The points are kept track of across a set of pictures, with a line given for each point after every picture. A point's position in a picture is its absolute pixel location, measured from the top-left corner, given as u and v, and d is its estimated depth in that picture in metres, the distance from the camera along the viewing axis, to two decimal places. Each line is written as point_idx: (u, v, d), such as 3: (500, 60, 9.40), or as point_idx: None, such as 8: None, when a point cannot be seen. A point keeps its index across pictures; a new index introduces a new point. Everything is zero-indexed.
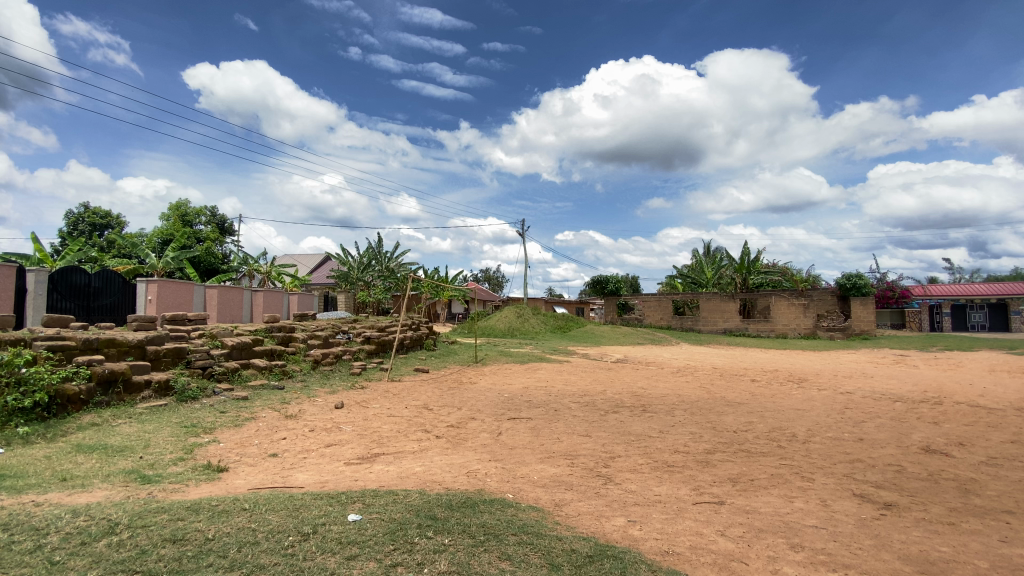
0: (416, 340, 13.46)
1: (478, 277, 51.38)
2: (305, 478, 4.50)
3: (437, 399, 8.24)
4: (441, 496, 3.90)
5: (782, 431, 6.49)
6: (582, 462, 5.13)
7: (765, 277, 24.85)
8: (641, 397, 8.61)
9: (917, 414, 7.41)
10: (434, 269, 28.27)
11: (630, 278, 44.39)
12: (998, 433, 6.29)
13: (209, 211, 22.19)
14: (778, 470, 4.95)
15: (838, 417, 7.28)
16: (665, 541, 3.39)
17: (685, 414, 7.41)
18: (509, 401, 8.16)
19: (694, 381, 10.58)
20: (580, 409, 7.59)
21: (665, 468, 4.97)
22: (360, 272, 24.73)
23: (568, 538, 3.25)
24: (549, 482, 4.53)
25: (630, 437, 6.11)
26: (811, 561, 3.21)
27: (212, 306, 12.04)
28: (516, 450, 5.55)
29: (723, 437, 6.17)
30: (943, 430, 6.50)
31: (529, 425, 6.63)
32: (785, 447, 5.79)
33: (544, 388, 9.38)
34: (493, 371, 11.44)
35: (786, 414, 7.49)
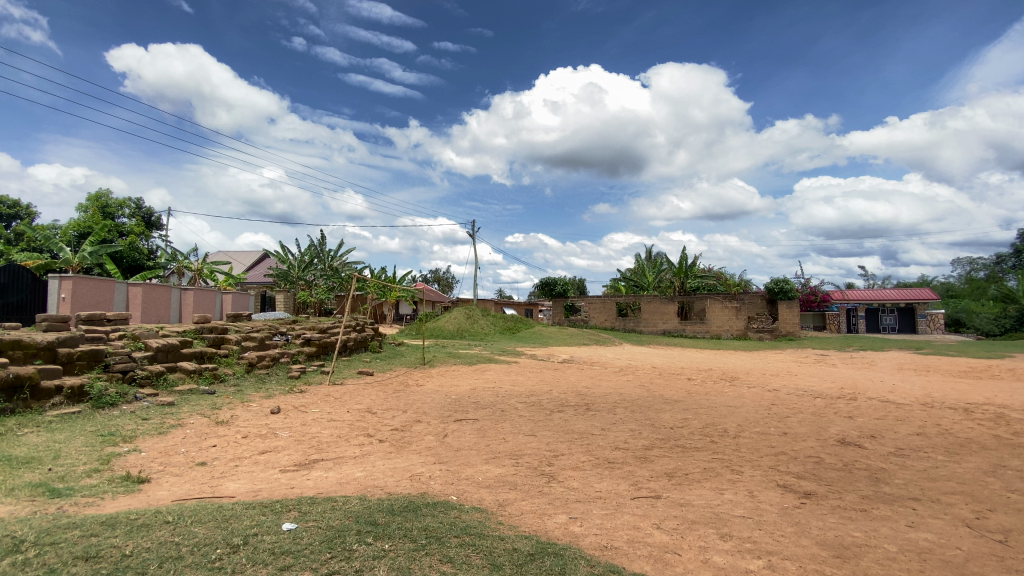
0: (360, 342, 13.09)
1: (426, 276, 50.69)
2: (236, 487, 4.28)
3: (382, 402, 8.06)
4: (383, 501, 3.81)
5: (714, 427, 6.84)
6: (527, 461, 5.19)
7: (701, 281, 26.19)
8: (584, 396, 8.81)
9: (834, 409, 8.03)
10: (381, 269, 27.64)
11: (578, 280, 45.33)
12: (904, 426, 6.94)
13: (134, 203, 20.58)
14: (711, 464, 5.22)
15: (765, 413, 7.75)
16: (605, 536, 3.49)
17: (626, 411, 7.65)
18: (456, 402, 8.11)
19: (635, 380, 10.93)
20: (526, 409, 7.67)
21: (606, 465, 5.11)
22: (301, 271, 23.78)
23: (510, 538, 3.28)
24: (493, 482, 4.55)
25: (574, 435, 6.24)
26: (739, 549, 3.41)
27: (135, 306, 11.18)
28: (462, 452, 5.53)
29: (660, 434, 6.43)
30: (858, 423, 7.10)
31: (475, 426, 6.62)
32: (717, 442, 6.11)
33: (492, 389, 9.41)
34: (440, 373, 11.32)
35: (719, 411, 7.90)
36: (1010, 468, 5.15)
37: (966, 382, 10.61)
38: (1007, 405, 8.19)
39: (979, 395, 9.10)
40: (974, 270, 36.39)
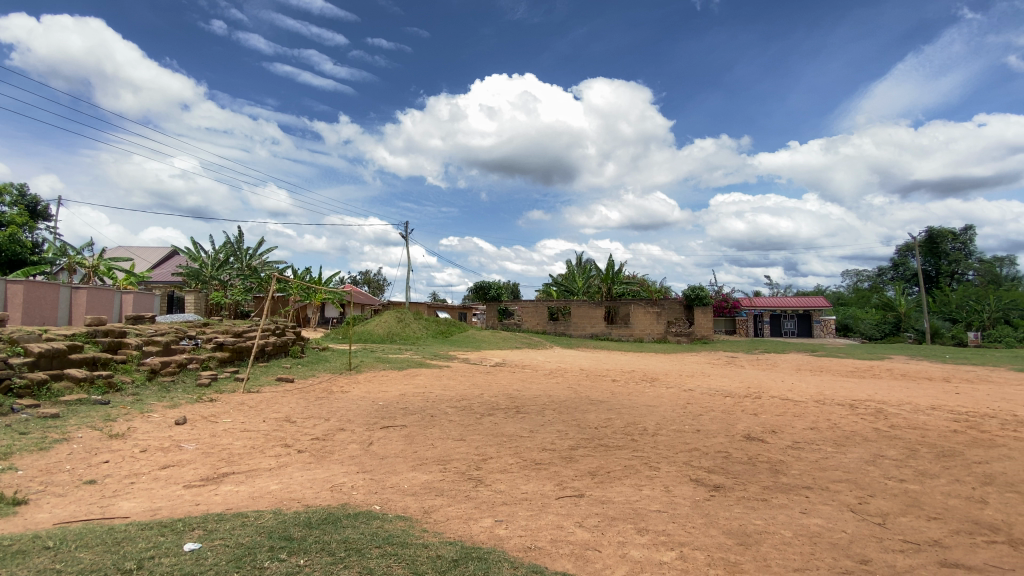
0: (279, 347, 12.36)
1: (355, 278, 49.02)
2: (132, 506, 3.88)
3: (302, 410, 7.66)
4: (300, 515, 3.63)
5: (635, 426, 7.17)
6: (455, 466, 5.15)
7: (626, 287, 27.43)
8: (514, 399, 8.90)
9: (742, 407, 8.68)
10: (306, 270, 26.36)
11: (511, 284, 45.87)
12: (800, 421, 7.66)
13: (16, 190, 18.21)
14: (631, 462, 5.45)
15: (682, 412, 8.23)
16: (529, 536, 3.55)
17: (554, 413, 7.81)
18: (383, 409, 7.89)
19: (564, 382, 11.21)
20: (457, 414, 7.62)
21: (533, 466, 5.19)
22: (216, 271, 22.13)
23: (434, 545, 3.24)
24: (420, 489, 4.47)
25: (502, 438, 6.27)
26: (654, 542, 3.59)
27: (15, 306, 9.89)
28: (387, 459, 5.38)
29: (585, 434, 6.63)
30: (762, 420, 7.73)
31: (403, 433, 6.47)
32: (637, 440, 6.41)
33: (421, 394, 9.24)
34: (367, 378, 10.97)
35: (640, 410, 8.29)
36: (886, 458, 5.83)
37: (852, 381, 11.87)
38: (885, 401, 9.25)
39: (862, 392, 10.22)
40: (861, 280, 41.00)
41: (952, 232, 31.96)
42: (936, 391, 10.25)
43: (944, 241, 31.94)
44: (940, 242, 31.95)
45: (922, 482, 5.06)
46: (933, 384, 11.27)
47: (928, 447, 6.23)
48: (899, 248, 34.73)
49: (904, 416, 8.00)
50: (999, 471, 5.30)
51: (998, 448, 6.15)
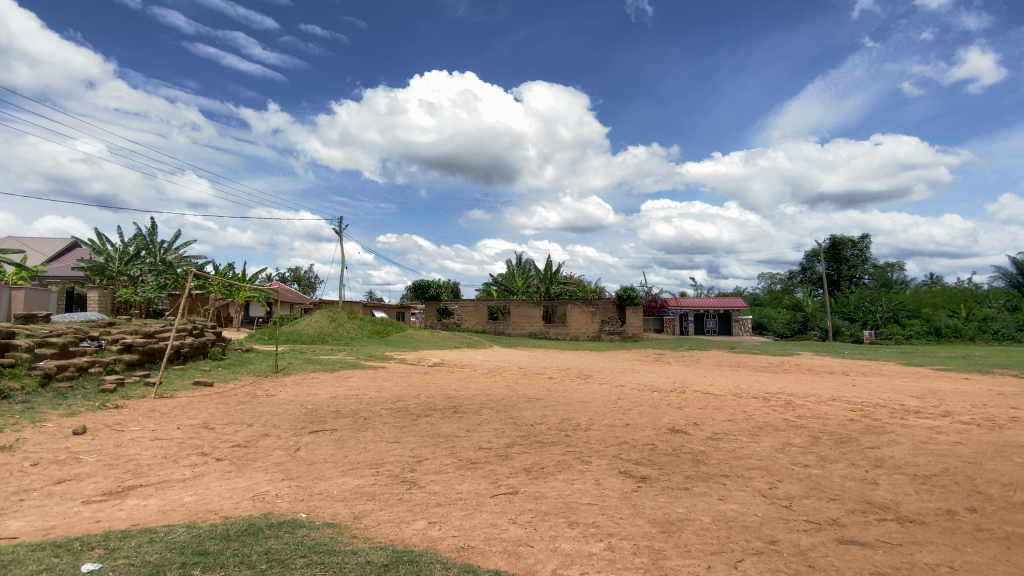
0: (196, 348, 11.47)
1: (285, 276, 46.55)
2: (19, 526, 3.47)
3: (223, 416, 7.18)
4: (218, 527, 3.41)
5: (570, 421, 7.37)
6: (388, 469, 5.04)
7: (563, 287, 28.12)
8: (451, 399, 8.85)
9: (669, 401, 9.14)
10: (228, 266, 24.71)
11: (450, 284, 45.46)
12: (720, 413, 8.21)
13: None
14: (564, 457, 5.59)
15: (613, 407, 8.55)
16: (463, 536, 3.55)
17: (491, 412, 7.84)
18: (312, 413, 7.55)
19: (502, 381, 11.27)
20: (391, 416, 7.46)
21: (469, 466, 5.19)
22: (124, 266, 20.19)
23: (363, 551, 3.15)
24: (350, 495, 4.33)
25: (438, 438, 6.22)
26: (584, 534, 3.71)
27: None
28: (316, 465, 5.17)
29: (521, 431, 6.72)
30: (685, 413, 8.20)
31: (333, 437, 6.24)
32: (570, 435, 6.58)
33: (354, 396, 8.96)
34: (296, 381, 10.47)
35: (574, 407, 8.51)
36: (793, 445, 6.38)
37: (765, 375, 12.86)
38: (794, 393, 10.11)
39: (774, 385, 11.11)
40: (774, 283, 44.40)
41: (852, 241, 35.43)
42: (836, 384, 11.33)
43: (845, 248, 35.30)
44: (841, 249, 35.34)
45: (823, 466, 5.58)
46: (833, 378, 12.44)
47: (828, 435, 6.89)
48: (807, 253, 37.98)
49: (810, 406, 8.79)
50: (887, 455, 5.96)
51: (886, 434, 6.91)
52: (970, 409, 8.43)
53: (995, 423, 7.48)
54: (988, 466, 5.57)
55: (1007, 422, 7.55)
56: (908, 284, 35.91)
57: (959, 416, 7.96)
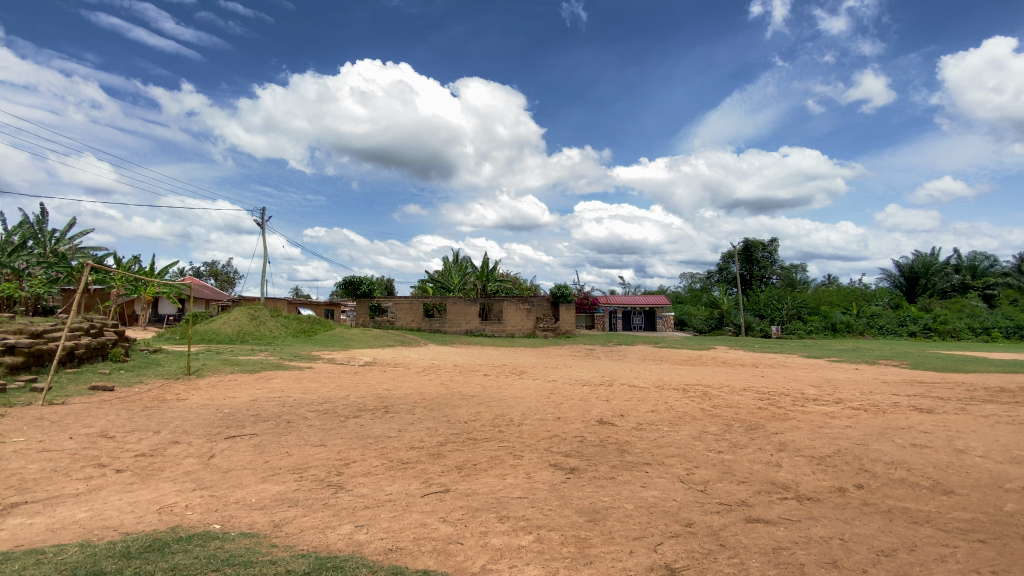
0: (94, 350, 10.37)
1: (200, 270, 43.16)
2: None
3: (125, 423, 6.54)
4: (117, 545, 3.11)
5: (503, 417, 7.44)
6: (312, 473, 4.83)
7: (499, 285, 28.36)
8: (382, 399, 8.63)
9: (598, 395, 9.47)
10: (134, 259, 22.53)
11: (382, 280, 44.29)
12: (644, 405, 8.64)
13: None
14: (496, 453, 5.64)
15: (545, 402, 8.73)
16: (391, 538, 3.48)
17: (423, 411, 7.74)
18: (229, 417, 7.07)
19: (435, 379, 11.14)
20: (318, 418, 7.15)
21: (399, 466, 5.09)
22: (6, 258, 17.84)
23: (283, 560, 3.01)
24: (270, 502, 4.11)
25: (368, 440, 6.04)
26: (514, 528, 3.76)
27: None
28: (232, 473, 4.85)
29: (454, 429, 6.70)
30: (613, 405, 8.54)
31: (252, 442, 5.88)
32: (503, 431, 6.64)
33: (277, 398, 8.49)
34: (212, 384, 9.75)
35: (507, 402, 8.60)
36: (709, 433, 6.84)
37: (686, 368, 13.72)
38: (711, 384, 10.85)
39: (694, 377, 11.87)
40: (694, 282, 47.13)
41: (763, 243, 38.55)
42: (748, 375, 12.28)
43: (756, 251, 38.34)
44: (754, 251, 38.34)
45: (734, 451, 6.04)
46: (745, 370, 13.45)
47: (739, 422, 7.45)
48: (724, 255, 40.80)
49: (724, 397, 9.45)
50: (789, 440, 6.54)
51: (789, 420, 7.60)
52: (859, 396, 9.45)
53: (878, 408, 8.46)
54: (873, 446, 6.28)
55: (888, 407, 8.54)
56: (809, 284, 39.59)
57: (849, 402, 8.91)
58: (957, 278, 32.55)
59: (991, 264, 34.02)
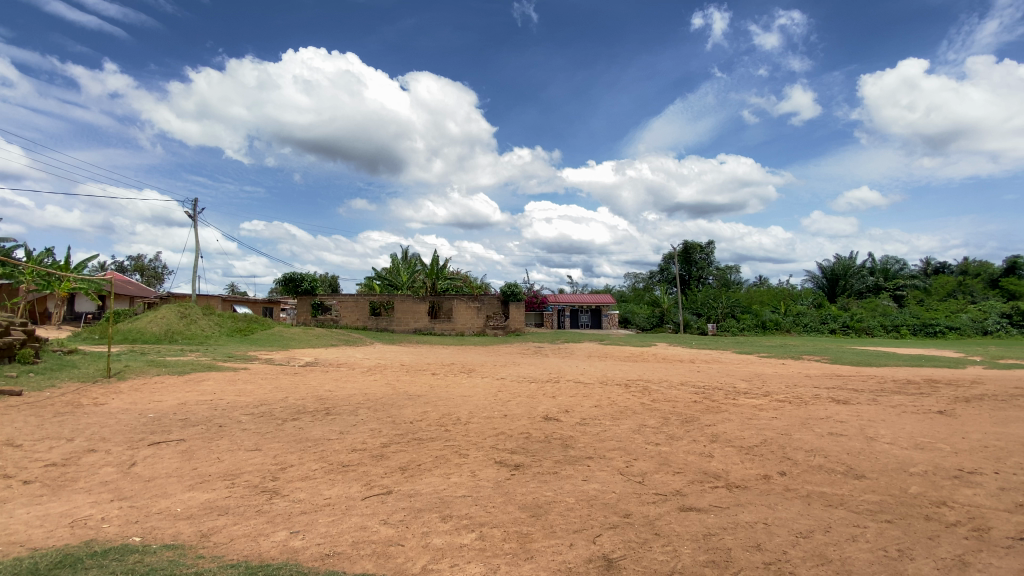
0: None
1: (123, 264, 39.96)
2: None
3: (32, 431, 5.97)
4: (21, 561, 2.85)
5: (449, 416, 7.40)
6: (245, 479, 4.62)
7: (449, 282, 28.12)
8: (324, 400, 8.35)
9: (544, 392, 9.61)
10: (47, 252, 20.57)
11: (326, 276, 42.84)
12: (588, 400, 8.87)
13: None
14: (442, 452, 5.61)
15: (492, 400, 8.77)
16: (328, 543, 3.39)
17: (367, 412, 7.57)
18: (155, 422, 6.60)
19: (381, 379, 10.91)
20: (254, 421, 6.83)
21: (339, 469, 4.96)
22: None
23: (211, 571, 2.87)
24: (198, 511, 3.89)
25: (307, 443, 5.84)
26: (456, 527, 3.76)
27: None
28: (157, 481, 4.54)
29: (399, 429, 6.59)
30: (558, 401, 8.70)
31: (180, 448, 5.54)
32: (449, 430, 6.61)
33: (209, 401, 8.03)
34: (136, 387, 9.08)
35: (455, 401, 8.58)
36: (648, 426, 7.11)
37: (628, 364, 14.20)
38: (651, 380, 11.29)
39: (636, 373, 12.30)
40: (637, 281, 48.73)
41: (701, 246, 40.42)
42: (685, 370, 12.87)
43: (695, 252, 40.21)
44: (692, 253, 40.16)
45: (671, 443, 6.32)
46: (683, 365, 14.08)
47: (676, 415, 7.80)
48: (666, 256, 42.48)
49: (663, 391, 9.86)
50: (721, 431, 6.92)
51: (721, 412, 8.04)
52: (784, 389, 10.14)
53: (801, 400, 9.11)
54: (795, 435, 6.76)
55: (810, 398, 9.22)
56: (743, 284, 41.96)
57: (775, 395, 9.55)
58: (872, 280, 35.51)
59: (900, 267, 37.38)
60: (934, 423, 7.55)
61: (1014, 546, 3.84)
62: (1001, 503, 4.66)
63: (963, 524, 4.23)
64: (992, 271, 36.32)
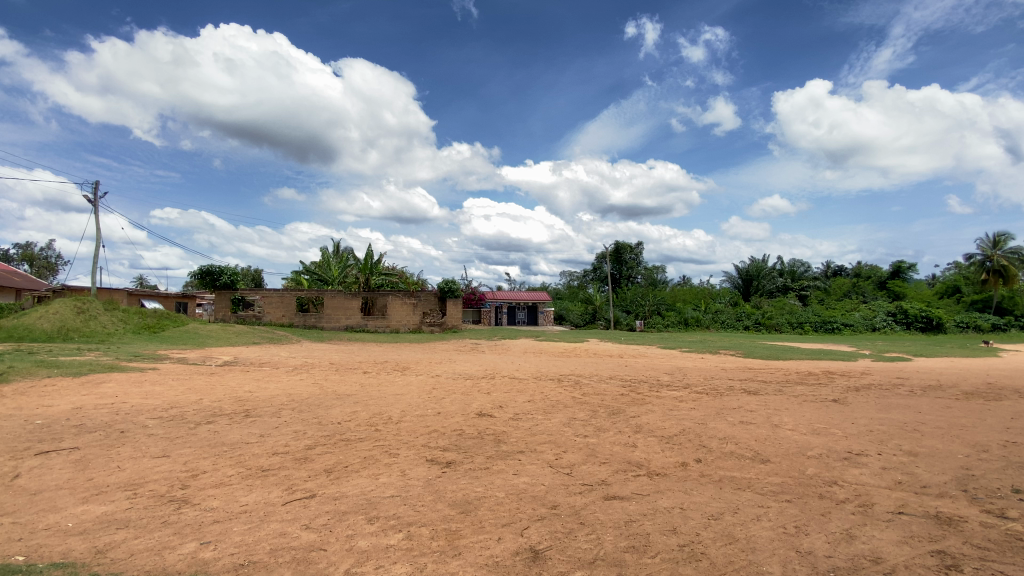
0: None
1: (7, 252, 35.43)
2: None
3: None
4: None
5: (380, 415, 7.23)
6: (151, 489, 4.26)
7: (384, 278, 27.41)
8: (243, 402, 7.86)
9: (479, 388, 9.64)
10: None
11: (249, 270, 40.35)
12: (522, 395, 9.00)
13: None
14: (371, 452, 5.47)
15: (426, 397, 8.67)
16: (242, 552, 3.22)
17: (292, 413, 7.22)
18: (43, 430, 5.92)
19: (308, 379, 10.46)
20: (163, 426, 6.31)
21: (258, 474, 4.70)
22: None
23: None
24: (94, 525, 3.55)
25: (223, 447, 5.48)
26: (382, 528, 3.69)
27: None
28: (44, 496, 4.08)
29: (326, 430, 6.35)
30: (493, 397, 8.75)
31: (73, 458, 5.02)
32: (379, 429, 6.45)
33: (110, 405, 7.32)
34: (21, 391, 8.09)
35: (386, 400, 8.38)
36: (577, 419, 7.34)
37: (562, 360, 14.56)
38: (582, 374, 11.64)
39: (568, 368, 12.64)
40: (572, 280, 50.05)
41: (631, 247, 42.20)
42: (614, 365, 13.41)
43: (625, 252, 41.95)
44: (623, 253, 41.85)
45: (599, 435, 6.56)
46: (612, 360, 14.64)
47: (605, 408, 8.12)
48: (599, 255, 43.95)
49: (593, 385, 10.21)
50: (645, 422, 7.28)
51: (646, 404, 8.46)
52: (702, 382, 10.86)
53: (717, 391, 9.79)
54: (711, 424, 7.25)
55: (725, 390, 9.93)
56: (669, 283, 44.29)
57: (695, 387, 10.19)
58: (781, 281, 38.75)
59: (805, 269, 41.09)
60: (829, 411, 8.39)
61: (892, 518, 4.35)
62: (882, 480, 5.27)
63: (851, 501, 4.74)
64: (880, 275, 40.72)
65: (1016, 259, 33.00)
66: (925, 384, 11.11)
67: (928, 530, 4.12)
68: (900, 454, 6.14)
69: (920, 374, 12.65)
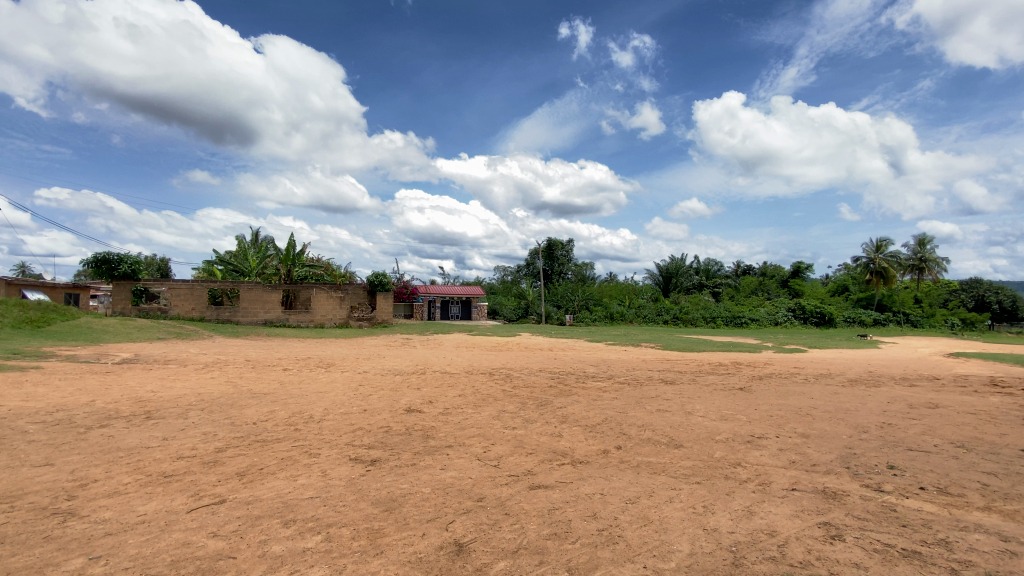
0: None
1: None
2: None
3: None
4: None
5: (301, 414, 6.91)
6: (29, 501, 3.80)
7: (308, 270, 26.13)
8: (145, 403, 7.19)
9: (408, 383, 9.49)
10: None
11: (154, 260, 36.90)
12: (452, 390, 8.97)
13: None
14: (289, 453, 5.22)
15: (352, 394, 8.41)
16: (140, 566, 2.97)
17: (202, 414, 6.72)
18: None
19: (221, 376, 9.78)
20: (46, 431, 5.64)
21: (160, 480, 4.33)
22: None
23: None
24: None
25: (119, 453, 5.00)
26: (300, 531, 3.55)
27: None
28: None
29: (240, 431, 5.97)
30: (422, 393, 8.63)
31: None
32: (299, 429, 6.17)
33: None
34: None
35: (309, 398, 8.03)
36: (506, 412, 7.43)
37: (493, 353, 14.69)
38: (512, 367, 11.80)
39: (499, 361, 12.78)
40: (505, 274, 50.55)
41: (562, 243, 43.34)
42: (544, 358, 13.73)
43: (557, 249, 43.01)
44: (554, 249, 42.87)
45: (526, 427, 6.69)
46: (542, 353, 14.99)
47: (533, 400, 8.29)
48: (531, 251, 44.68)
49: (523, 378, 10.40)
50: (571, 413, 7.51)
51: (572, 395, 8.75)
52: (625, 373, 11.40)
53: (638, 382, 10.31)
54: (631, 413, 7.62)
55: (646, 381, 10.50)
56: (598, 279, 45.97)
57: (619, 378, 10.68)
58: (698, 279, 41.43)
59: (719, 268, 44.19)
60: (736, 398, 9.13)
61: (786, 494, 4.83)
62: (780, 461, 5.83)
63: (752, 480, 5.19)
64: (783, 274, 44.62)
65: (892, 262, 37.48)
66: (817, 373, 12.36)
67: (817, 504, 4.61)
68: (794, 436, 6.82)
69: (813, 364, 14.07)
